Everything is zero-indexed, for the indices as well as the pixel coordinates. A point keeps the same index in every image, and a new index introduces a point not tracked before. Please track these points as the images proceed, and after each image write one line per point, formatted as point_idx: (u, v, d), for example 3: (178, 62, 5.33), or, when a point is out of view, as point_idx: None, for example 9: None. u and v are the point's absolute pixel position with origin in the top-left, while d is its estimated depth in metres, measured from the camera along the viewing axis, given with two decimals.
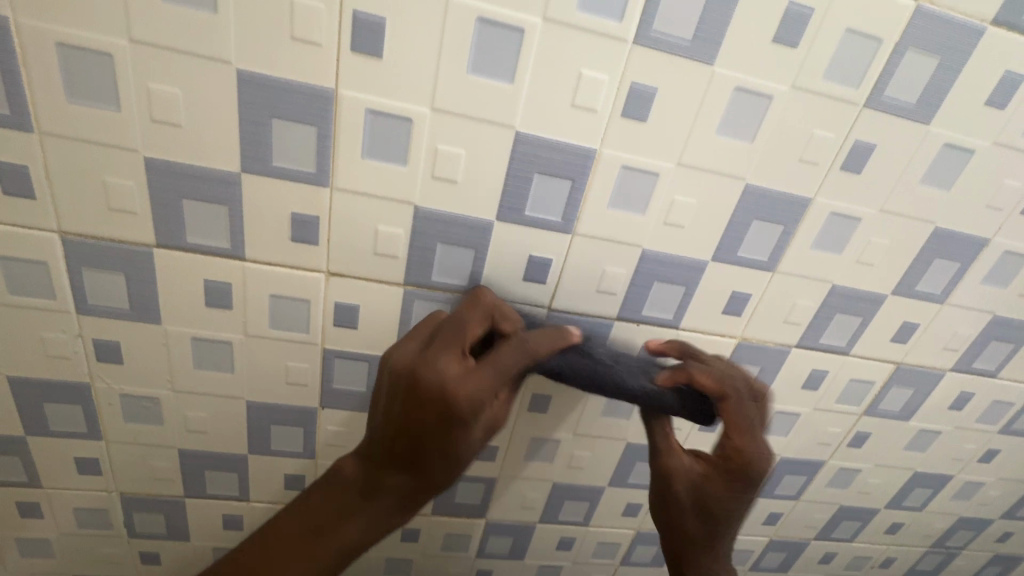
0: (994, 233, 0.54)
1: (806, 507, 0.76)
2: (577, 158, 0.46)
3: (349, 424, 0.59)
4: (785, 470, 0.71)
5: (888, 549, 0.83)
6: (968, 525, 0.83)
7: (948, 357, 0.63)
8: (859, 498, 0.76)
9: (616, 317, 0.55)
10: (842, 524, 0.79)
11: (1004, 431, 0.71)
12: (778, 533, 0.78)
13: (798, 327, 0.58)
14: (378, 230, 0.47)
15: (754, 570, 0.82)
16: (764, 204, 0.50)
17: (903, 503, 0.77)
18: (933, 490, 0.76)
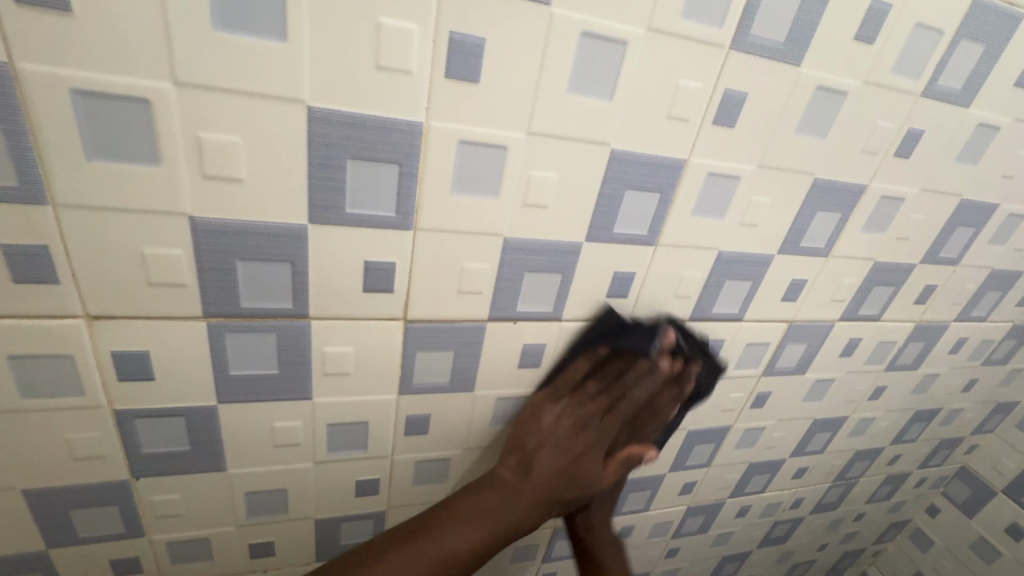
0: (870, 179, 0.52)
1: (719, 471, 0.75)
2: (399, 136, 0.36)
3: (182, 488, 0.48)
4: (694, 441, 0.68)
5: (796, 491, 0.86)
6: (863, 456, 0.86)
7: (835, 309, 0.62)
8: (766, 453, 0.76)
9: (487, 318, 0.47)
10: (753, 479, 0.79)
11: (889, 368, 0.73)
12: (695, 499, 0.77)
13: (688, 301, 0.53)
14: (146, 254, 0.35)
15: (676, 537, 0.82)
16: (636, 171, 0.43)
17: (806, 449, 0.79)
18: (831, 433, 0.78)
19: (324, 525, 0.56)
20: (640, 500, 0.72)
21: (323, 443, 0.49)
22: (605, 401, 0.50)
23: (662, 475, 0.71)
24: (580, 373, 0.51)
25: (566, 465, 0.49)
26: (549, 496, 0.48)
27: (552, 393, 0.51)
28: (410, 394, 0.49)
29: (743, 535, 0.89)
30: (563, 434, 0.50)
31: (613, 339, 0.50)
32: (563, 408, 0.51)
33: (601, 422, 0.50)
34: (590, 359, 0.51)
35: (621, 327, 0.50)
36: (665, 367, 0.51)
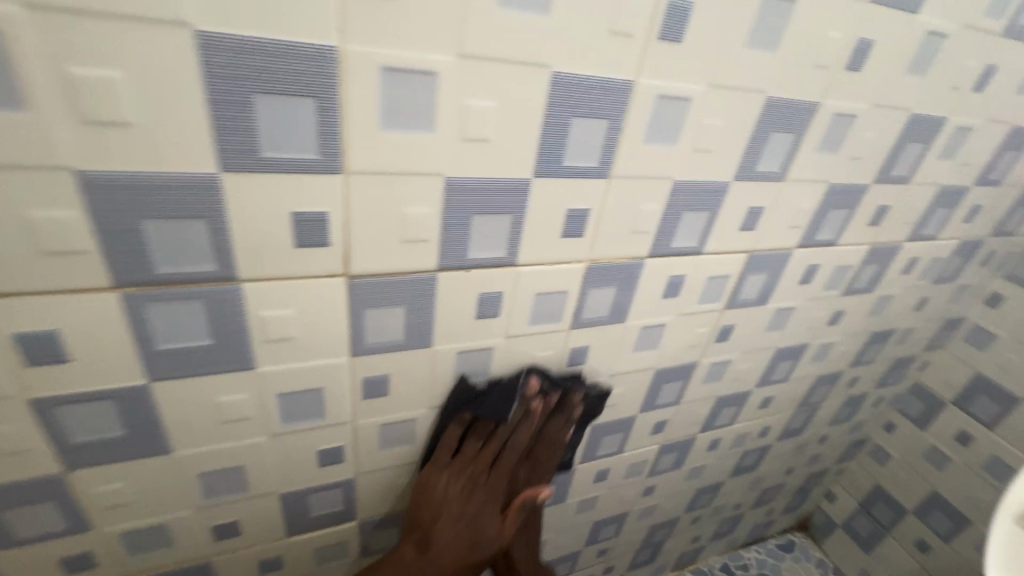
0: (823, 96, 0.50)
1: (689, 408, 0.76)
2: (311, 64, 0.32)
3: (127, 477, 0.45)
4: (663, 380, 0.69)
5: (764, 420, 0.88)
6: (825, 380, 0.89)
7: (793, 235, 0.61)
8: (734, 386, 0.77)
9: (438, 268, 0.44)
10: (722, 412, 0.81)
11: (847, 293, 0.74)
12: (667, 437, 0.78)
13: (647, 236, 0.52)
14: (33, 219, 0.31)
15: (652, 475, 0.83)
16: (581, 96, 0.40)
17: (771, 379, 0.81)
18: (794, 360, 0.80)
19: (291, 499, 0.54)
20: (614, 443, 0.73)
21: (276, 415, 0.47)
22: (480, 466, 0.55)
23: (634, 417, 0.71)
24: (455, 446, 0.55)
25: (444, 510, 0.53)
26: (458, 557, 0.53)
27: (441, 457, 0.55)
28: (364, 355, 0.47)
29: (715, 467, 0.92)
30: (463, 481, 0.54)
31: (470, 401, 0.54)
32: (446, 480, 0.54)
33: (486, 480, 0.55)
34: (457, 423, 0.54)
35: (461, 387, 0.53)
36: (535, 409, 0.55)
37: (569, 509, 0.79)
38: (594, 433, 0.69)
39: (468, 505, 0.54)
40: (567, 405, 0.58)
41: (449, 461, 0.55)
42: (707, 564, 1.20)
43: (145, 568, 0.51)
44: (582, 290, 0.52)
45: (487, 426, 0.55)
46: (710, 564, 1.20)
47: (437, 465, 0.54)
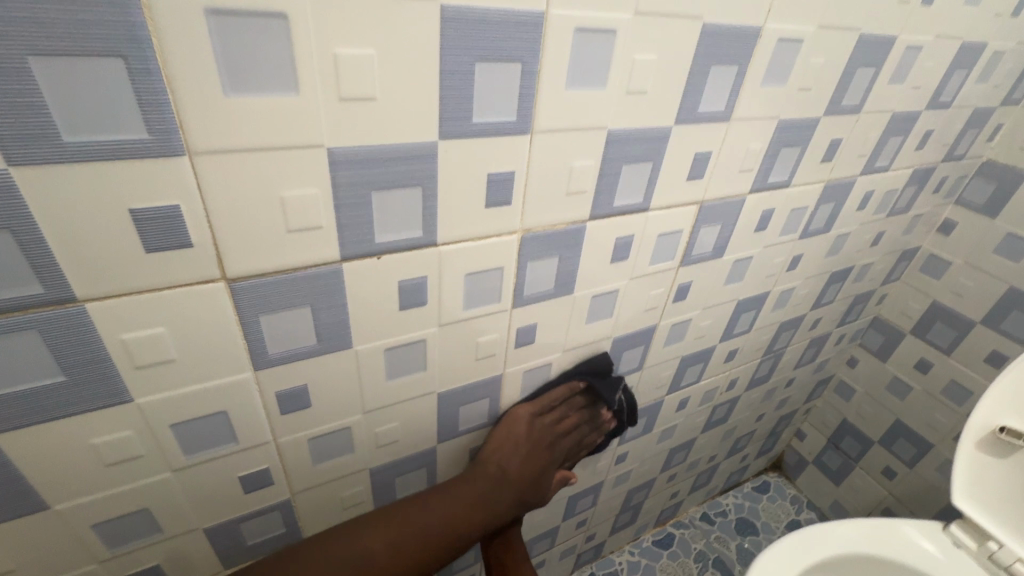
0: (765, 19, 0.45)
1: (653, 372, 0.72)
2: (105, 12, 0.24)
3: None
4: (623, 348, 0.64)
5: (730, 374, 0.86)
6: (788, 326, 0.87)
7: (745, 180, 0.57)
8: (697, 344, 0.74)
9: (341, 258, 0.38)
10: (688, 371, 0.78)
11: (804, 236, 0.71)
12: (634, 405, 0.75)
13: (584, 196, 0.46)
14: None
15: (622, 443, 0.81)
16: (482, 35, 0.33)
17: (734, 332, 0.78)
18: (756, 310, 0.77)
19: (219, 531, 0.48)
20: None
21: (174, 447, 0.40)
22: (553, 429, 0.60)
23: None
24: (555, 404, 0.60)
25: (524, 450, 0.58)
26: (524, 493, 0.58)
27: (538, 405, 0.58)
28: (270, 368, 0.40)
29: (686, 425, 0.90)
30: (539, 439, 0.58)
31: (593, 375, 0.61)
32: (538, 425, 0.58)
33: (543, 444, 0.60)
34: (568, 387, 0.61)
35: (591, 364, 0.61)
36: (604, 415, 0.65)
37: None
38: None
39: (548, 451, 0.60)
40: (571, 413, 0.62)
41: (526, 428, 0.58)
42: (687, 516, 1.21)
43: None
44: (519, 265, 0.47)
45: (580, 398, 0.63)
46: (691, 516, 1.21)
47: (522, 414, 0.58)
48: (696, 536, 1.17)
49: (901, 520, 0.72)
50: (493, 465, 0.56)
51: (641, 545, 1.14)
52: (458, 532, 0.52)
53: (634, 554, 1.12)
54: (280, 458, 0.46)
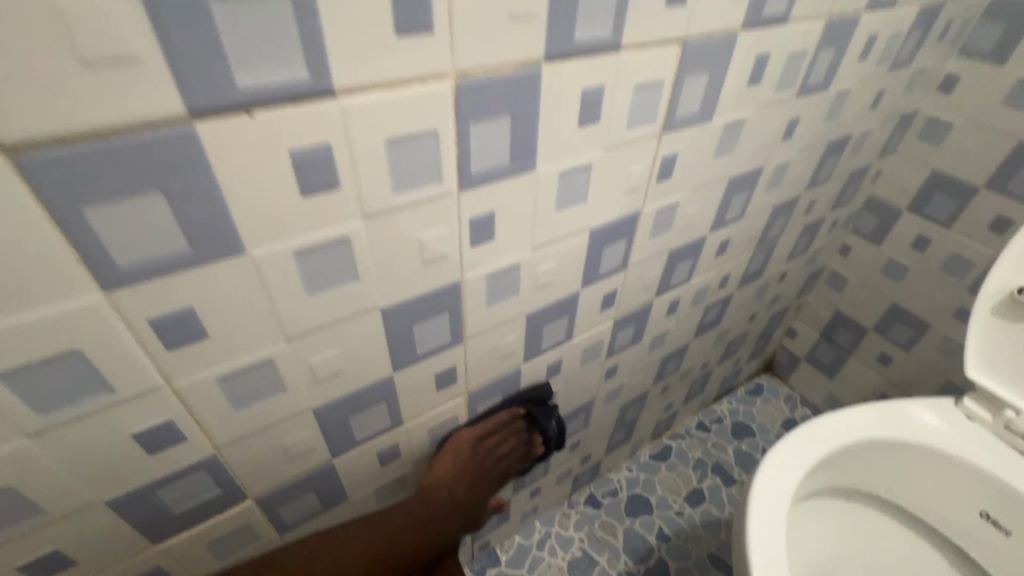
0: None
1: (639, 271, 0.64)
2: None
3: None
4: (603, 242, 0.55)
5: (722, 269, 0.79)
6: (782, 210, 0.79)
7: (737, 10, 0.45)
8: (685, 235, 0.65)
9: (189, 113, 0.26)
10: (677, 268, 0.69)
11: (801, 93, 0.61)
12: (620, 311, 0.67)
13: (535, 23, 0.34)
14: None
15: (611, 356, 0.74)
16: None
17: (725, 220, 0.69)
18: (748, 191, 0.68)
19: (132, 501, 0.39)
20: (559, 331, 0.61)
21: (19, 406, 0.30)
22: (490, 455, 0.63)
23: (576, 294, 0.58)
24: (495, 430, 0.63)
25: (465, 474, 0.60)
26: (464, 514, 0.61)
27: (481, 430, 0.61)
28: (130, 285, 0.29)
29: (677, 331, 0.83)
30: (477, 464, 0.62)
31: (533, 402, 0.65)
32: (478, 450, 0.61)
33: (487, 462, 0.63)
34: (509, 413, 0.64)
35: (532, 393, 0.65)
36: (537, 440, 0.69)
37: None
38: (533, 324, 0.56)
39: (484, 477, 0.63)
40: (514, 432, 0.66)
41: (469, 455, 0.60)
42: (683, 426, 1.18)
43: None
44: (459, 127, 0.36)
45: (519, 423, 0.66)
46: (686, 426, 1.18)
47: (465, 439, 0.60)
48: (693, 445, 1.15)
49: (906, 399, 0.67)
50: (437, 493, 0.57)
51: (638, 461, 1.11)
52: (410, 558, 0.54)
53: (633, 470, 1.09)
54: (185, 406, 0.36)
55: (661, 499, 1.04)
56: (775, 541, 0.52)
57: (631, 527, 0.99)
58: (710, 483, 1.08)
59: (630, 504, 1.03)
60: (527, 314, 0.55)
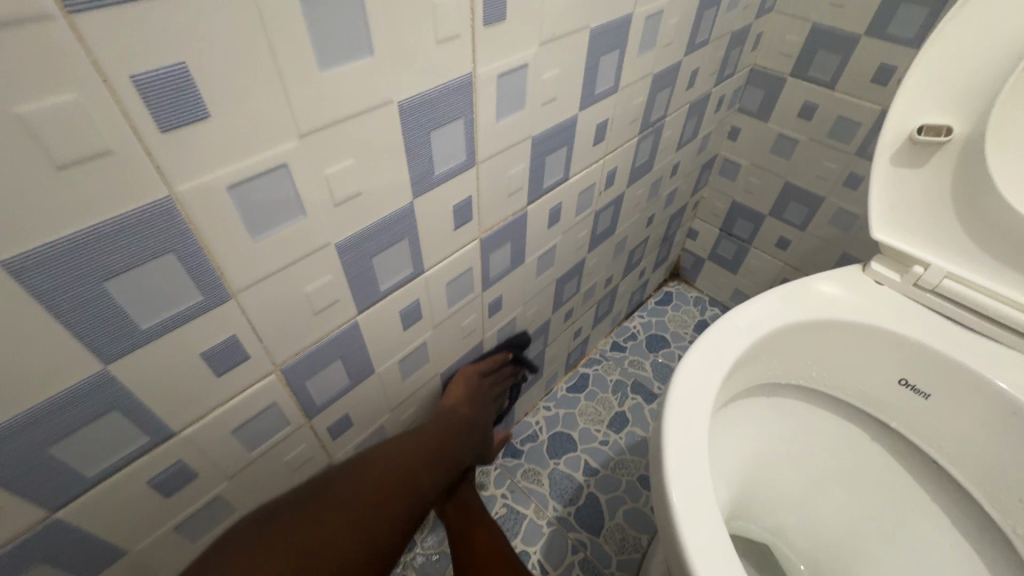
0: None
1: (496, 169, 0.49)
2: None
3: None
4: (427, 127, 0.39)
5: (606, 163, 0.66)
6: (663, 83, 0.67)
7: None
8: (549, 115, 0.50)
9: None
10: (548, 164, 0.55)
11: None
12: (485, 227, 0.52)
13: None
14: None
15: (489, 286, 0.60)
16: None
17: (596, 94, 0.55)
18: (619, 53, 0.54)
19: None
20: (402, 263, 0.45)
21: None
22: (485, 383, 0.70)
23: (411, 208, 0.42)
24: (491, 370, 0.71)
25: (474, 399, 0.67)
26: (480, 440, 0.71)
27: (480, 368, 0.68)
28: None
29: (568, 245, 0.71)
30: (482, 396, 0.70)
31: (517, 347, 0.74)
32: (478, 381, 0.68)
33: (489, 393, 0.71)
34: (500, 357, 0.72)
35: (513, 339, 0.73)
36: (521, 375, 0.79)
37: (392, 377, 0.54)
38: (353, 259, 0.40)
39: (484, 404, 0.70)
40: (518, 366, 0.77)
41: (471, 389, 0.67)
42: (598, 351, 1.10)
43: None
44: None
45: (507, 367, 0.75)
46: (601, 350, 1.11)
47: (472, 373, 0.67)
48: (610, 369, 1.07)
49: (809, 278, 0.60)
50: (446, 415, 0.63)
51: (555, 397, 1.01)
52: (446, 457, 0.62)
53: (551, 408, 1.00)
54: None
55: (584, 432, 0.96)
56: (706, 485, 0.42)
57: (556, 469, 0.91)
58: (631, 404, 1.02)
59: (552, 444, 0.94)
60: (338, 245, 0.38)
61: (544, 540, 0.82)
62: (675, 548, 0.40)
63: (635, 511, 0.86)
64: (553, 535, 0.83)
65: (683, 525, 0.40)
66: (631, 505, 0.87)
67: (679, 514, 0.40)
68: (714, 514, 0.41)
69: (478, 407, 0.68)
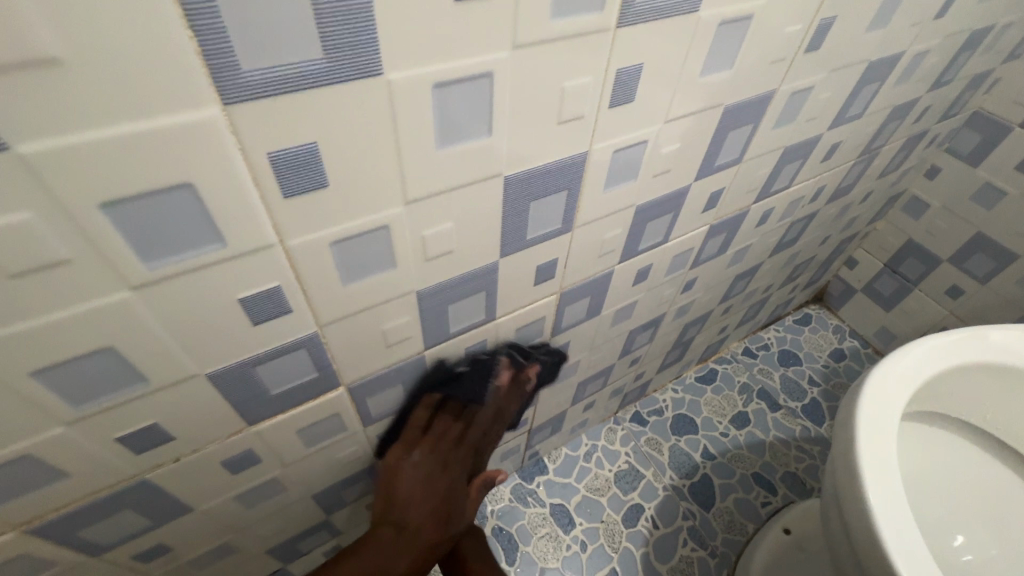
0: None
1: (749, 168, 0.57)
2: None
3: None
4: (729, 126, 0.48)
5: (820, 179, 0.72)
6: (897, 114, 0.70)
7: None
8: (805, 130, 0.57)
9: None
10: (783, 172, 0.63)
11: None
12: (718, 215, 0.61)
13: None
14: None
15: (696, 266, 0.69)
16: None
17: (845, 117, 0.61)
18: (878, 84, 0.59)
19: (230, 379, 0.35)
20: (660, 230, 0.55)
21: (125, 251, 0.25)
22: (448, 408, 0.52)
23: (687, 188, 0.52)
24: (422, 421, 0.52)
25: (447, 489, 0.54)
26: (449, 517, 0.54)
27: (410, 439, 0.52)
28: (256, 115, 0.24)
29: (759, 246, 0.77)
30: (433, 462, 0.53)
31: (449, 375, 0.50)
32: (444, 416, 0.52)
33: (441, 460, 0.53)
34: (425, 405, 0.51)
35: (431, 376, 0.49)
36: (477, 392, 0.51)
37: (606, 322, 0.65)
38: (638, 220, 0.51)
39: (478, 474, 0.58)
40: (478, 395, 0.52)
41: (430, 419, 0.52)
42: (730, 351, 1.16)
43: (42, 514, 0.35)
44: None
45: (439, 405, 0.52)
46: (732, 351, 1.16)
47: (404, 450, 0.52)
48: (738, 370, 1.13)
49: (993, 326, 0.62)
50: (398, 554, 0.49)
51: (683, 382, 1.09)
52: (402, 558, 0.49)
53: (678, 391, 1.08)
54: (294, 280, 0.32)
55: (706, 420, 1.04)
56: (894, 486, 0.51)
57: (677, 445, 0.99)
58: (755, 407, 1.07)
59: (675, 422, 1.03)
60: (636, 206, 0.49)
61: (659, 500, 0.92)
62: (869, 533, 0.49)
63: (745, 502, 0.93)
64: (667, 499, 0.92)
65: (870, 498, 0.50)
66: (742, 494, 0.94)
67: (871, 501, 0.50)
68: (907, 521, 0.49)
69: (415, 480, 0.52)
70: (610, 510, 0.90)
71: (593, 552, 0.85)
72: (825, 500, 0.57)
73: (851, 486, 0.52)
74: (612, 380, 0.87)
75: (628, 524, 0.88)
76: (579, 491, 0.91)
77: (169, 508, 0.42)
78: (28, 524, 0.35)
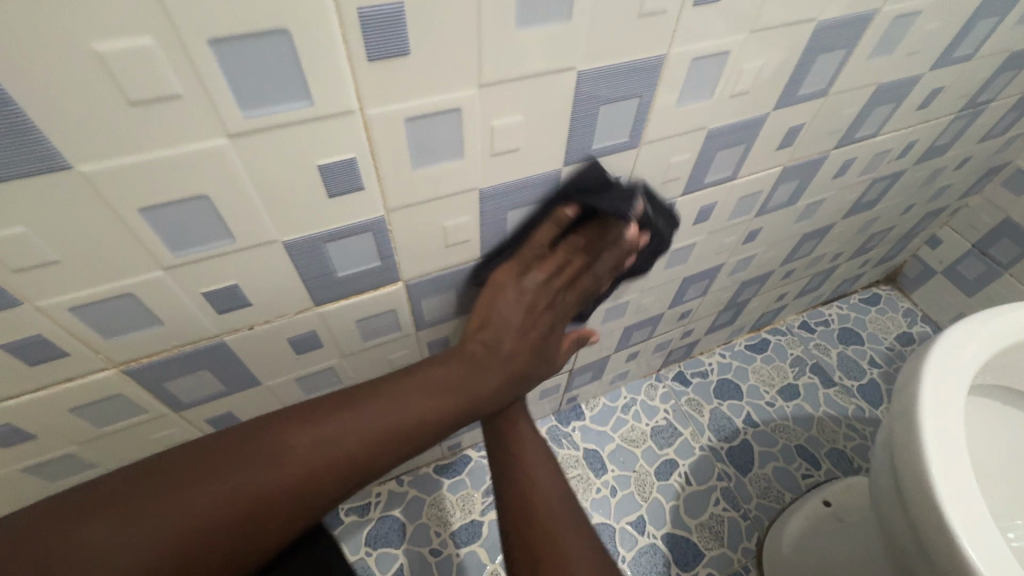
0: None
1: (835, 104, 0.53)
2: None
3: (30, 219, 0.28)
4: (820, 49, 0.45)
5: (912, 132, 0.66)
6: (1014, 63, 0.64)
7: None
8: (902, 67, 0.53)
9: None
10: (871, 116, 0.58)
11: None
12: (794, 156, 0.58)
13: None
14: None
15: (761, 215, 0.66)
16: None
17: (951, 58, 0.56)
18: (997, 20, 0.54)
19: (303, 251, 0.38)
20: (729, 164, 0.53)
21: (226, 94, 0.27)
22: (576, 263, 0.46)
23: (764, 119, 0.49)
24: (550, 236, 0.45)
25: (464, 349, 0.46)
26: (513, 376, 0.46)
27: (519, 263, 0.46)
28: None
29: (833, 203, 0.73)
30: (525, 305, 0.46)
31: (581, 193, 0.43)
32: (532, 280, 0.46)
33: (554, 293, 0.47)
34: (553, 221, 0.44)
35: (578, 180, 0.43)
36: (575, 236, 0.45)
37: (660, 262, 0.64)
38: (707, 147, 0.49)
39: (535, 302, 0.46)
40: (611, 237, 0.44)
41: (556, 262, 0.46)
42: (785, 323, 1.11)
43: (137, 356, 0.39)
44: None
45: (576, 220, 0.45)
46: (788, 324, 1.11)
47: (512, 276, 0.46)
48: (793, 343, 1.08)
49: None
50: (337, 460, 0.38)
51: (732, 348, 1.06)
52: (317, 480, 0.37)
53: (726, 356, 1.05)
54: (368, 153, 0.33)
55: (752, 388, 1.01)
56: (959, 444, 0.48)
57: (719, 408, 0.98)
58: (807, 381, 1.03)
59: (720, 387, 1.01)
60: (709, 130, 0.47)
61: (694, 459, 0.91)
62: (924, 487, 0.47)
63: (785, 471, 0.91)
64: (703, 458, 0.91)
65: (929, 445, 0.48)
66: (782, 464, 0.92)
67: (929, 456, 0.47)
68: (968, 479, 0.46)
69: (498, 288, 0.46)
70: (644, 461, 0.90)
71: (623, 498, 0.86)
72: (877, 456, 0.56)
73: (909, 436, 0.50)
74: (659, 332, 0.86)
75: (660, 476, 0.89)
76: (614, 440, 0.92)
77: (241, 376, 0.46)
78: (125, 364, 0.39)
